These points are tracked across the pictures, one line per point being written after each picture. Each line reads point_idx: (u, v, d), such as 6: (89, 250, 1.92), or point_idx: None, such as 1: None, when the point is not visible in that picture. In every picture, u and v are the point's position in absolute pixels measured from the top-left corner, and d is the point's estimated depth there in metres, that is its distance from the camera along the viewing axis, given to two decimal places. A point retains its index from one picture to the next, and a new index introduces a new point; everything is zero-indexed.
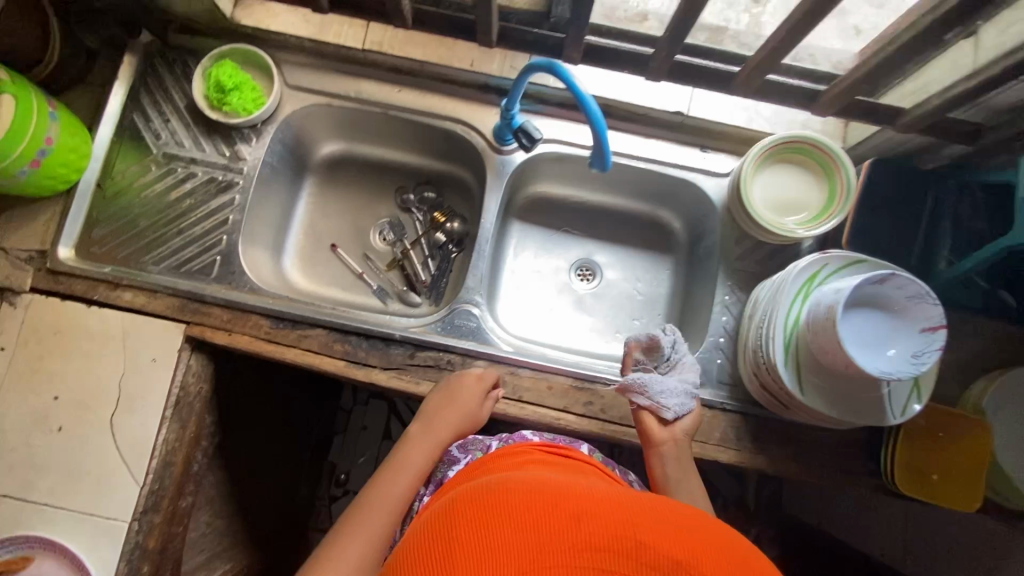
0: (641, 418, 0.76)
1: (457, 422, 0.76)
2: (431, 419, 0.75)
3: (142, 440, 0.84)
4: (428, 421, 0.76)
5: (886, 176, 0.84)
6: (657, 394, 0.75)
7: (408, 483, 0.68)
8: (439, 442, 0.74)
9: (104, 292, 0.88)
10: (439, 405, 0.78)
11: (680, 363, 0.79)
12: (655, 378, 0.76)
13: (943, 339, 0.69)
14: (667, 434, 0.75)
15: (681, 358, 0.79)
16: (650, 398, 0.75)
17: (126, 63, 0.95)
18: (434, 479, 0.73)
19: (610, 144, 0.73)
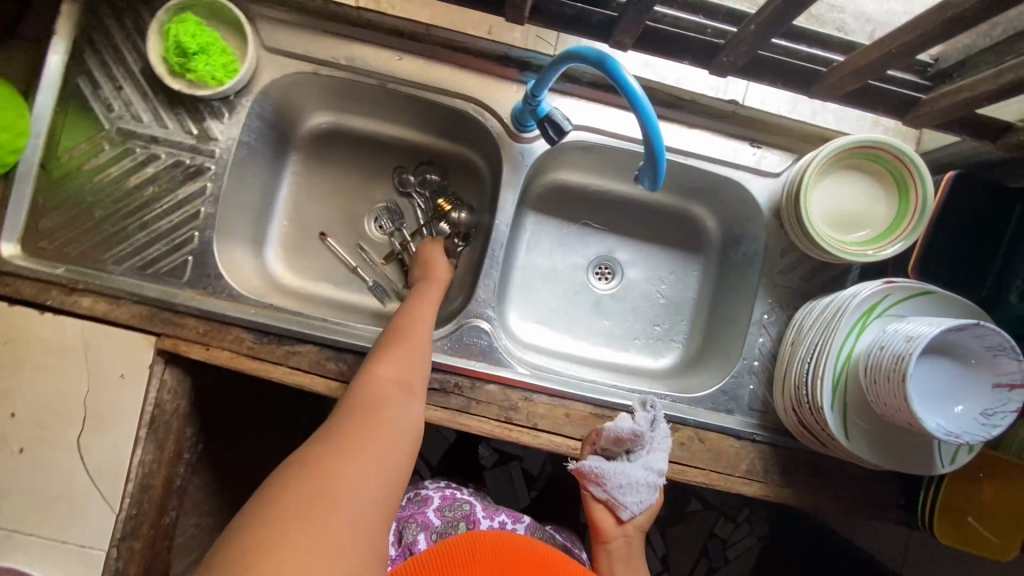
0: (595, 510, 0.73)
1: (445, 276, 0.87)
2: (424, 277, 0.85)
3: (116, 463, 0.76)
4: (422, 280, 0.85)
5: (967, 192, 0.73)
6: (615, 489, 0.71)
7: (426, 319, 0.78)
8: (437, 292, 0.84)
9: (58, 297, 0.76)
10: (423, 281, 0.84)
11: (650, 446, 0.72)
12: (616, 472, 0.71)
13: (1021, 400, 0.61)
14: (619, 527, 0.72)
15: (654, 436, 0.72)
16: (606, 491, 0.71)
17: (66, 14, 0.78)
18: (402, 541, 0.68)
19: (665, 152, 0.59)
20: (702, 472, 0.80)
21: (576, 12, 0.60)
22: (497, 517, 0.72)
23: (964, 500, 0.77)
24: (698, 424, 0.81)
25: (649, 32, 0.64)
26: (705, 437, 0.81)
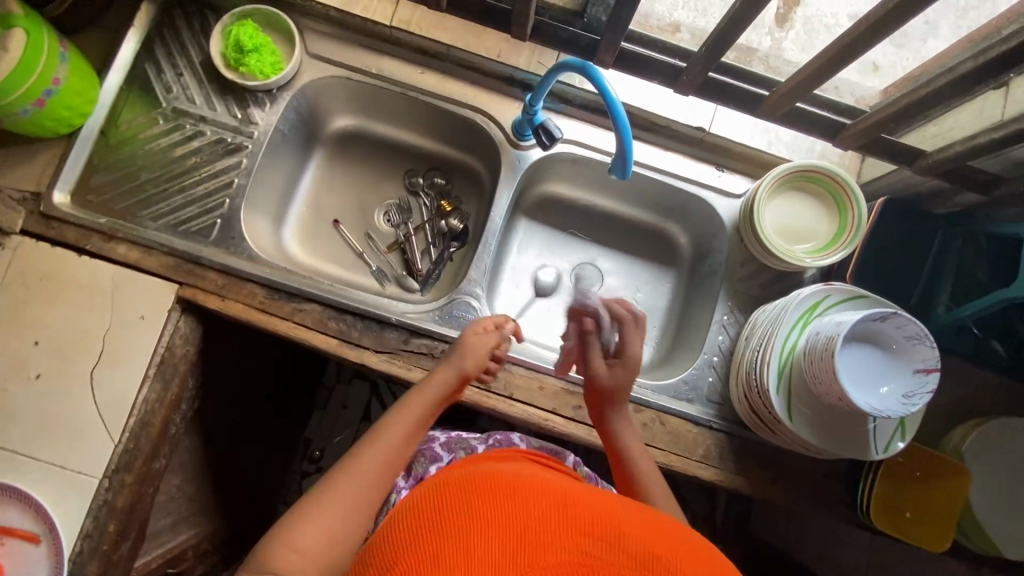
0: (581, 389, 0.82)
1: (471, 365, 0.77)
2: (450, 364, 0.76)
3: (122, 397, 0.83)
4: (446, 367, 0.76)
5: (894, 216, 0.85)
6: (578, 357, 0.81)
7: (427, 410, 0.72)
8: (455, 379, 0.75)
9: (96, 243, 0.86)
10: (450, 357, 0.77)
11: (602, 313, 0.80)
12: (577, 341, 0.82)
13: (936, 383, 0.70)
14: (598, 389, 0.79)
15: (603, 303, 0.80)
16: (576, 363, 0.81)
17: (144, 12, 0.92)
18: (412, 473, 0.74)
19: (633, 150, 0.74)
20: (661, 453, 0.86)
21: (568, 36, 0.76)
22: (492, 436, 0.79)
23: (898, 497, 0.83)
24: (660, 408, 0.89)
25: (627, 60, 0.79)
26: (666, 420, 0.88)
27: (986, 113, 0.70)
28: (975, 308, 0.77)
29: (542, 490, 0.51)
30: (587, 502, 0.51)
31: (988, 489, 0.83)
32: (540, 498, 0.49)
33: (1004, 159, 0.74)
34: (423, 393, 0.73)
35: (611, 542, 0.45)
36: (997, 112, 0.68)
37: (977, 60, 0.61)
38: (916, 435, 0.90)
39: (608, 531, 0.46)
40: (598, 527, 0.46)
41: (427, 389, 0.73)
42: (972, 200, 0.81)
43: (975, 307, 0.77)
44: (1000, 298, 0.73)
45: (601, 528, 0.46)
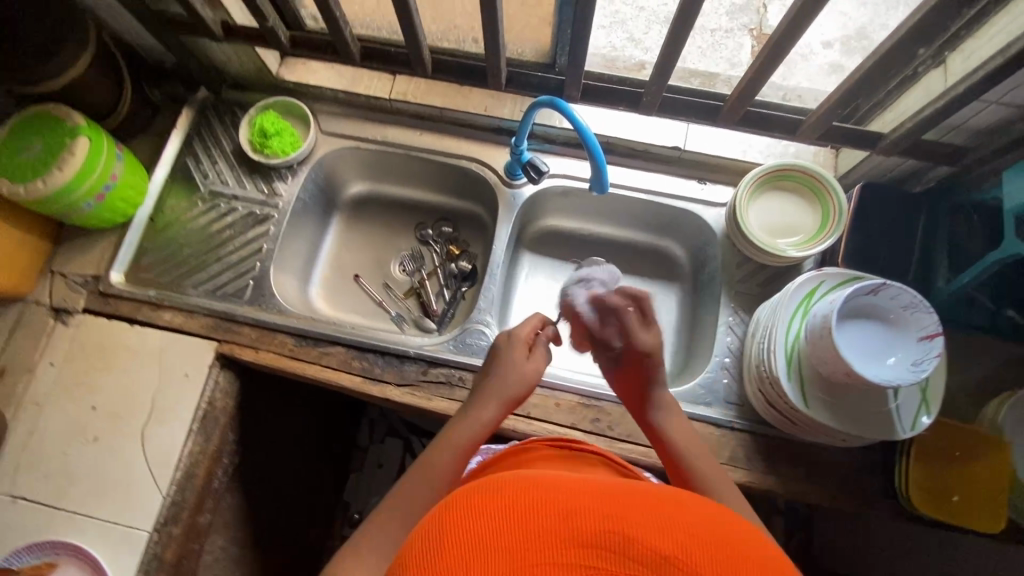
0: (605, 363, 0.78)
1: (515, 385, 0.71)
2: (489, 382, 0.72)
3: (168, 451, 0.89)
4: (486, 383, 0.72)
5: (874, 200, 0.89)
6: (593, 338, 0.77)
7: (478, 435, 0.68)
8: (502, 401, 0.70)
9: (146, 312, 0.96)
10: (488, 379, 0.72)
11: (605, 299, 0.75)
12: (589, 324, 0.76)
13: (942, 346, 0.69)
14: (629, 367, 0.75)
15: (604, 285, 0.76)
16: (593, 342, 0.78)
17: (184, 115, 1.07)
18: None
19: (604, 164, 0.84)
20: None
21: (539, 80, 0.91)
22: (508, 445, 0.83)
23: (933, 475, 0.81)
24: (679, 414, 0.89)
25: (595, 92, 0.89)
26: None
27: (931, 89, 0.75)
28: (973, 274, 0.78)
29: (529, 485, 0.39)
30: (587, 494, 0.38)
31: None
32: (526, 501, 0.37)
33: (963, 130, 0.79)
34: (467, 422, 0.69)
35: (619, 548, 0.34)
36: (939, 86, 0.74)
37: (892, 39, 0.68)
38: (949, 417, 0.88)
39: (613, 536, 0.35)
40: (597, 533, 0.35)
41: (468, 416, 0.70)
42: (944, 173, 0.85)
43: (971, 274, 0.78)
44: (992, 259, 0.74)
45: (603, 536, 0.35)
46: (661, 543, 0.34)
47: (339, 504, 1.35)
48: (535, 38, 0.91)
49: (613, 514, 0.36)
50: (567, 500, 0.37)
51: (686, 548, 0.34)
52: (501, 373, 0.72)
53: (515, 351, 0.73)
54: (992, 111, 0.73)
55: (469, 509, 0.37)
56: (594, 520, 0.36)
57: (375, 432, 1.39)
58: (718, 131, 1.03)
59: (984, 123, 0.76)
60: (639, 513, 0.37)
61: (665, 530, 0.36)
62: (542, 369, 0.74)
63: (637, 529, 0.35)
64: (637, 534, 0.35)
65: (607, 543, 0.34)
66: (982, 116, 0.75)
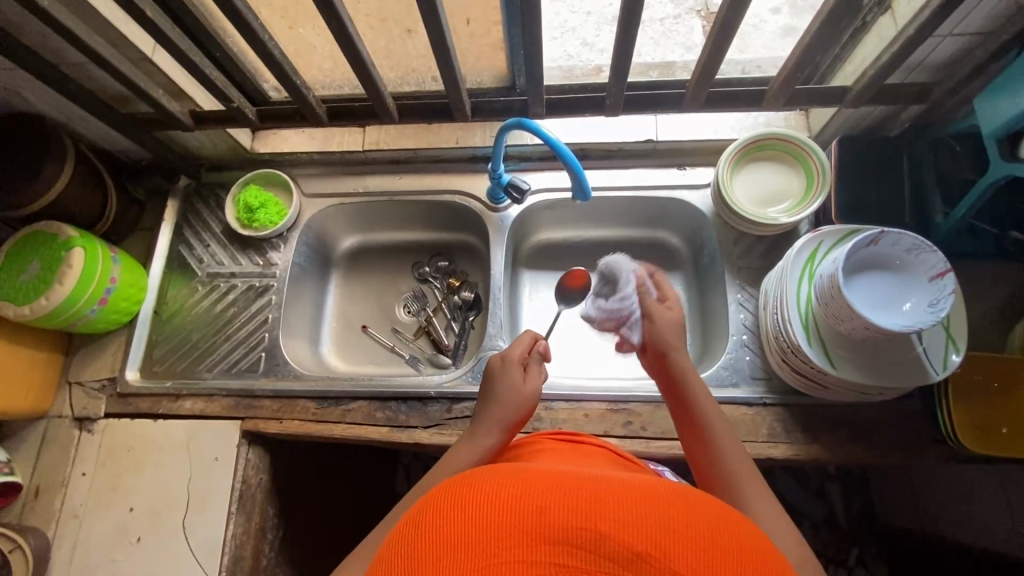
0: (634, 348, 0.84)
1: (511, 404, 0.70)
2: (487, 401, 0.71)
3: (212, 538, 0.88)
4: (483, 402, 0.72)
5: (854, 151, 0.89)
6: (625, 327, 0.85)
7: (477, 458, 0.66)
8: (500, 420, 0.69)
9: (167, 404, 0.97)
10: (486, 406, 0.71)
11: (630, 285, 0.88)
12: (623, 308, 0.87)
13: (954, 283, 0.69)
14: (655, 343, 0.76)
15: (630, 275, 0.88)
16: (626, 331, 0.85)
17: (170, 207, 1.10)
18: None
19: (581, 169, 0.85)
20: None
21: (502, 104, 0.92)
22: None
23: (983, 411, 0.79)
24: None
25: (560, 104, 0.90)
26: (718, 411, 0.88)
27: (884, 36, 0.76)
28: (968, 204, 0.78)
29: (509, 481, 0.39)
30: (565, 487, 0.38)
31: None
32: (503, 498, 0.38)
33: (924, 67, 0.80)
34: (468, 448, 0.67)
35: (592, 547, 0.34)
36: (891, 31, 0.75)
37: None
38: (980, 349, 0.87)
39: (587, 532, 0.35)
40: (570, 530, 0.35)
41: (470, 443, 0.68)
42: (916, 112, 0.85)
43: (966, 204, 0.78)
44: (985, 185, 0.74)
45: (577, 533, 0.35)
46: (634, 539, 0.35)
47: None
48: (491, 65, 0.93)
49: (589, 510, 0.36)
50: (544, 495, 0.37)
51: (660, 543, 0.35)
52: (495, 392, 0.72)
53: (508, 368, 0.73)
54: (949, 43, 0.74)
55: (448, 507, 0.38)
56: (569, 515, 0.36)
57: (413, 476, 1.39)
58: (687, 116, 1.03)
59: (943, 56, 0.77)
60: (617, 506, 0.37)
61: (642, 524, 0.36)
62: (540, 388, 0.73)
63: (612, 523, 0.35)
64: (611, 528, 0.35)
65: (580, 540, 0.35)
66: (940, 51, 0.76)
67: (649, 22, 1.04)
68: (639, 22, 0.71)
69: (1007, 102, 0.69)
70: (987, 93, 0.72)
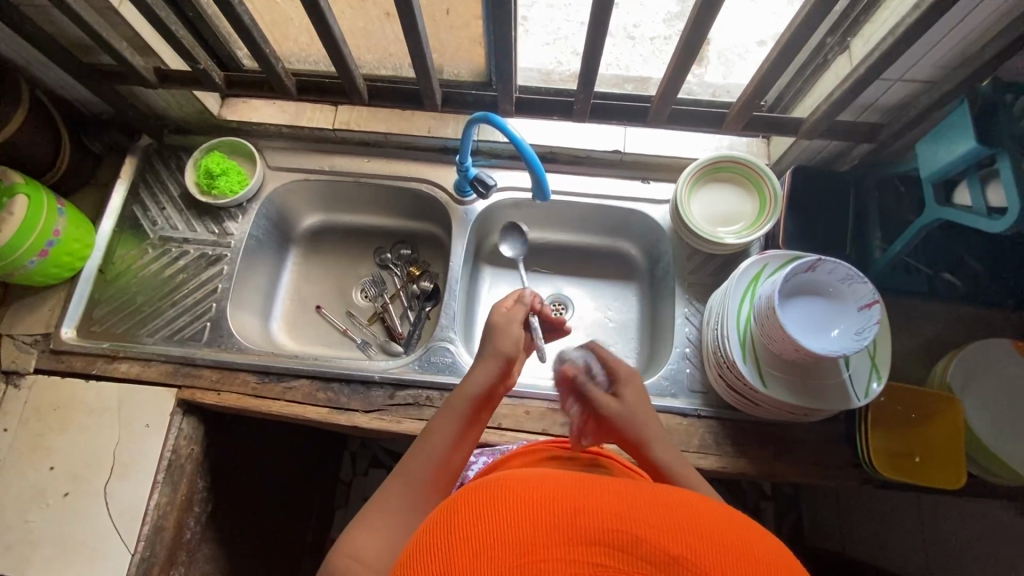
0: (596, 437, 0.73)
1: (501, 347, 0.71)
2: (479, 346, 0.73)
3: (134, 505, 0.86)
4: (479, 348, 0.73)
5: (805, 183, 0.93)
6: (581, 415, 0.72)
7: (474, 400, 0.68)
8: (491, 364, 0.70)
9: (101, 365, 0.94)
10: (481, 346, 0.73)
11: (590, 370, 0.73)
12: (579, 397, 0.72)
13: (879, 313, 0.72)
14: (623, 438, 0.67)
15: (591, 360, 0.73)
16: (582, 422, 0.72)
17: (128, 164, 1.08)
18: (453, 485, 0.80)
19: (542, 170, 0.86)
20: None
21: (473, 97, 0.93)
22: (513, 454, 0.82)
23: (897, 441, 0.83)
24: None
25: (530, 104, 0.92)
26: None
27: (840, 74, 0.80)
28: (903, 242, 0.83)
29: (543, 484, 0.41)
30: (597, 491, 0.40)
31: (983, 414, 0.83)
32: (541, 498, 0.39)
33: (875, 109, 0.84)
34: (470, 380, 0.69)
35: (629, 548, 0.36)
36: (846, 70, 0.79)
37: (790, 32, 0.71)
38: (904, 381, 0.91)
39: (623, 534, 0.37)
40: (607, 532, 0.37)
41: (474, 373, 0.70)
42: (865, 151, 0.89)
43: (902, 242, 0.82)
44: (919, 226, 0.79)
45: (614, 535, 0.37)
46: (669, 543, 0.37)
47: (329, 542, 1.34)
48: (468, 59, 0.95)
49: (625, 515, 0.38)
50: (579, 499, 0.39)
51: (693, 547, 0.37)
52: (488, 334, 0.73)
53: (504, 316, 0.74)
54: (898, 88, 0.79)
55: (483, 507, 0.39)
56: (605, 518, 0.38)
57: (359, 464, 1.40)
58: (655, 131, 1.06)
59: (892, 100, 0.81)
60: (648, 512, 0.39)
61: (671, 529, 0.38)
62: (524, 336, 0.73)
63: (645, 527, 0.37)
64: (645, 531, 0.37)
65: (617, 542, 0.36)
66: (890, 94, 0.81)
67: (639, 38, 1.00)
68: (606, 35, 0.72)
69: (944, 149, 0.73)
70: (929, 138, 0.76)
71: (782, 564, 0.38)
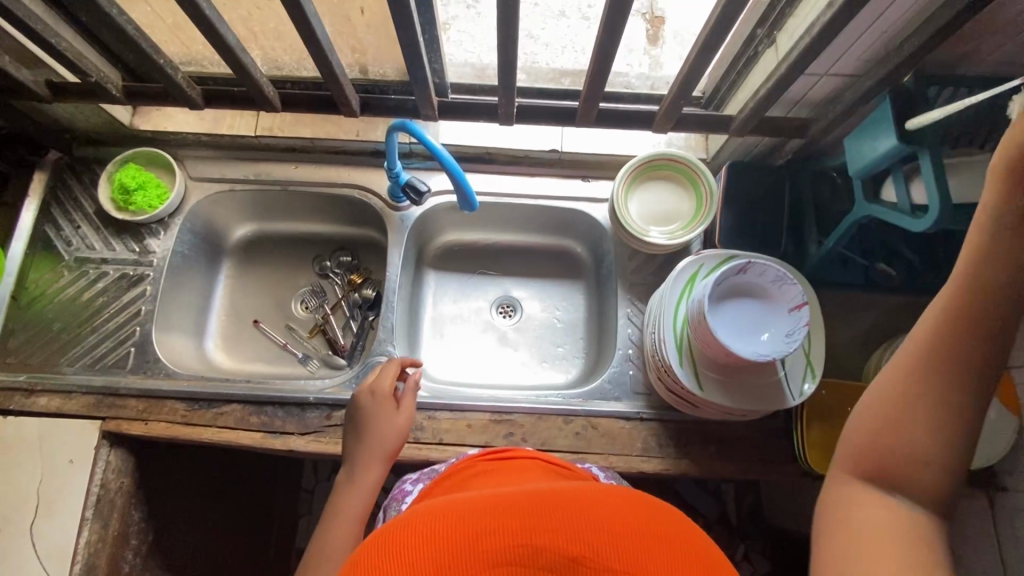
0: None
1: (379, 438, 0.76)
2: (359, 433, 0.77)
3: (61, 546, 0.83)
4: (358, 434, 0.77)
5: (741, 179, 0.91)
6: None
7: (363, 496, 0.72)
8: (375, 451, 0.75)
9: (20, 400, 0.90)
10: (359, 437, 0.76)
11: None
12: None
13: (808, 316, 0.72)
14: None
15: None
16: None
17: (36, 181, 1.01)
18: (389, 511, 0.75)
19: (468, 183, 0.84)
20: (601, 457, 0.87)
21: (394, 103, 0.89)
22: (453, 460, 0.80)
23: (835, 434, 0.84)
24: (590, 414, 0.90)
25: (454, 107, 0.89)
26: (597, 424, 0.89)
27: (767, 69, 0.79)
28: (836, 237, 0.82)
29: (438, 519, 0.39)
30: (496, 509, 0.39)
31: None
32: (438, 530, 0.38)
33: (804, 103, 0.83)
34: (358, 493, 0.72)
35: (530, 560, 0.36)
36: (772, 66, 0.77)
37: (707, 33, 0.69)
38: (843, 373, 0.92)
39: (522, 547, 0.36)
40: (507, 550, 0.36)
41: (357, 479, 0.73)
42: (798, 145, 0.89)
43: (835, 237, 0.82)
44: (850, 221, 0.78)
45: (514, 551, 0.36)
46: (569, 544, 0.37)
47: (294, 552, 1.30)
48: (391, 57, 0.89)
49: (523, 527, 0.38)
50: (477, 521, 0.38)
51: (592, 542, 0.37)
52: (363, 424, 0.77)
53: (379, 401, 0.78)
54: (824, 83, 0.78)
55: (384, 551, 0.38)
56: (504, 534, 0.37)
57: (320, 472, 1.34)
58: (593, 130, 1.03)
59: (823, 93, 0.80)
60: (549, 515, 0.38)
61: (571, 527, 0.38)
62: (411, 415, 0.80)
63: (544, 534, 0.37)
64: (545, 539, 0.37)
65: (516, 558, 0.36)
66: (818, 88, 0.80)
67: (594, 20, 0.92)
68: (519, 37, 0.69)
69: (869, 145, 0.72)
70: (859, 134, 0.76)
71: (684, 537, 0.40)
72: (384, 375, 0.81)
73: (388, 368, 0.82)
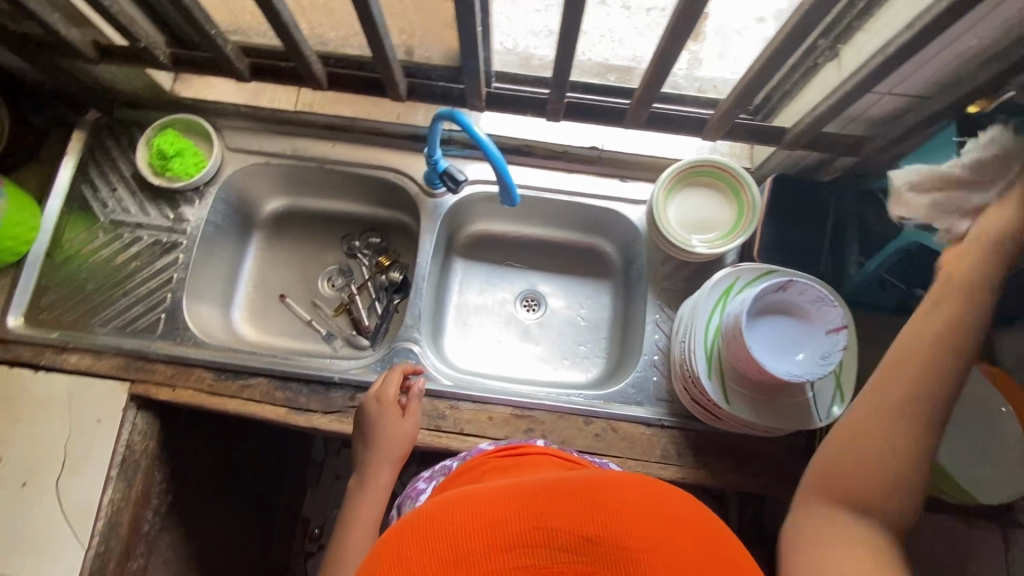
0: None
1: (390, 446, 0.80)
2: (369, 439, 0.81)
3: (86, 501, 0.85)
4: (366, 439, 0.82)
5: (786, 192, 0.90)
6: None
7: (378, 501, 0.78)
8: (386, 459, 0.80)
9: (49, 357, 0.91)
10: (368, 448, 0.80)
11: None
12: None
13: (846, 340, 0.71)
14: None
15: None
16: None
17: (75, 139, 1.01)
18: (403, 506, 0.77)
19: (512, 179, 0.83)
20: (618, 460, 0.87)
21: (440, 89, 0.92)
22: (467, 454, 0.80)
23: None
24: (611, 417, 0.90)
25: (500, 99, 0.89)
26: (617, 427, 0.89)
27: (828, 83, 0.77)
28: (879, 261, 0.81)
29: (454, 506, 0.40)
30: (510, 495, 0.39)
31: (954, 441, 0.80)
32: (456, 519, 0.38)
33: (861, 120, 0.81)
34: (372, 497, 0.78)
35: (548, 542, 0.36)
36: (834, 80, 0.75)
37: (772, 44, 0.67)
38: None
39: (539, 530, 0.37)
40: (524, 534, 0.37)
41: (370, 487, 0.79)
42: (848, 163, 0.86)
43: (878, 260, 0.81)
44: (895, 247, 0.77)
45: (531, 535, 0.37)
46: (585, 525, 0.37)
47: (300, 521, 1.31)
48: (440, 41, 0.87)
49: (537, 510, 0.38)
50: (493, 507, 0.39)
51: (607, 524, 0.37)
52: (373, 435, 0.81)
53: (386, 411, 0.82)
54: (885, 102, 0.76)
55: (403, 543, 0.38)
56: (520, 519, 0.37)
57: (331, 443, 1.34)
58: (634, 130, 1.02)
59: (882, 112, 0.78)
60: (563, 499, 0.39)
61: (586, 510, 0.38)
62: (417, 421, 0.85)
63: (560, 516, 0.37)
64: (561, 522, 0.37)
65: (534, 540, 0.36)
66: (878, 106, 0.78)
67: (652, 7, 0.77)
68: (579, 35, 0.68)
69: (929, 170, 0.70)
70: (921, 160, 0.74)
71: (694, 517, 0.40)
72: (389, 383, 0.84)
73: (392, 376, 0.85)
